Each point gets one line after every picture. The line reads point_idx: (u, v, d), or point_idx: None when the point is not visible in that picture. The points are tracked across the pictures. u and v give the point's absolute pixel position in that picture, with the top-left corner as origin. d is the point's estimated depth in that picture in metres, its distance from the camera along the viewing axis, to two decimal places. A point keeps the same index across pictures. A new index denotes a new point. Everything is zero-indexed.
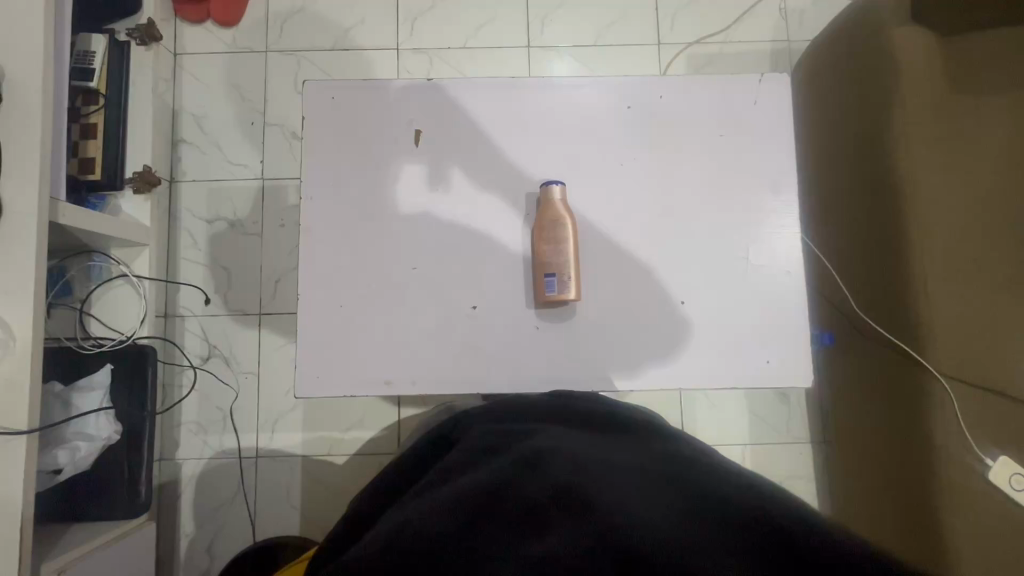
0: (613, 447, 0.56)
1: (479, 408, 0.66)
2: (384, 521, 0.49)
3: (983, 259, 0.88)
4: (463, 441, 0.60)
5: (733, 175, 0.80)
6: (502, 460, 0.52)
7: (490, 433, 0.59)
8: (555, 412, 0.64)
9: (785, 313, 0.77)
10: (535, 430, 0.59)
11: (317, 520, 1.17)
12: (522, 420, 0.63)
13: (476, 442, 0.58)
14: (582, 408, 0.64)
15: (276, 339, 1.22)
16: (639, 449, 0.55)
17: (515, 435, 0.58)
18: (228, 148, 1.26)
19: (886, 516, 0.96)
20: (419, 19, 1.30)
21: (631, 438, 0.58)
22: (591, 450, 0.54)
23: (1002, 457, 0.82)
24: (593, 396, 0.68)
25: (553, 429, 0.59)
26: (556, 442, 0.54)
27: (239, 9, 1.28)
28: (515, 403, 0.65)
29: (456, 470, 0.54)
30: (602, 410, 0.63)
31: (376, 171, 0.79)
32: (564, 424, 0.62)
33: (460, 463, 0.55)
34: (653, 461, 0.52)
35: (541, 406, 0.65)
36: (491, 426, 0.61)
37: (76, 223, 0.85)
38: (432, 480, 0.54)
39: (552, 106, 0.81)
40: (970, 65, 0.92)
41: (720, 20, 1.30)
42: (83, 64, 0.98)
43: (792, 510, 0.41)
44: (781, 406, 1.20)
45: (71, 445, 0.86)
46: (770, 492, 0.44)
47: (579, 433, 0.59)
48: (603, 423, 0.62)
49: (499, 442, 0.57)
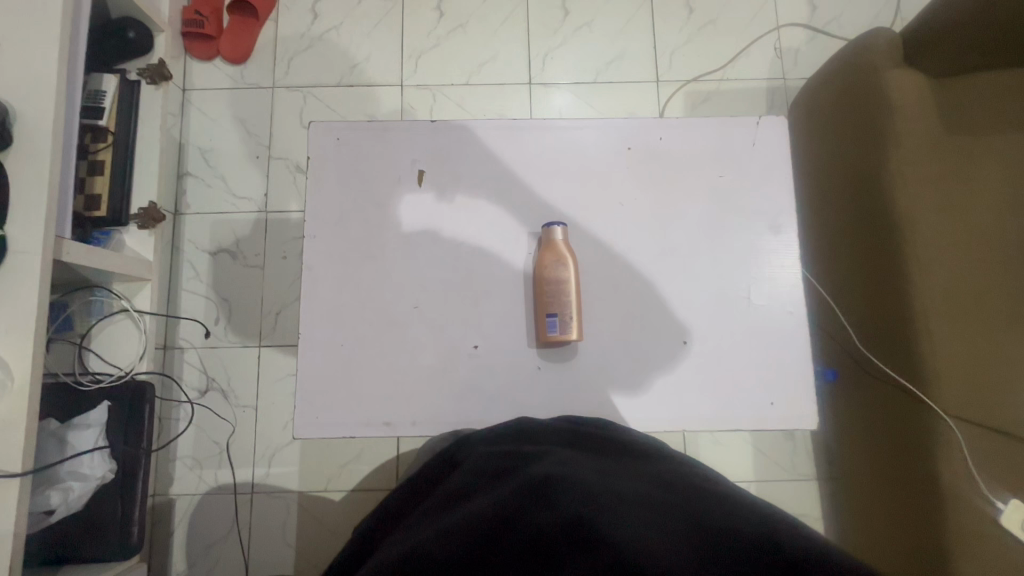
0: (620, 472, 0.55)
1: (484, 430, 0.66)
2: (390, 546, 0.49)
3: (983, 300, 0.88)
4: (467, 463, 0.60)
5: (733, 214, 0.81)
6: (509, 484, 0.52)
7: (496, 454, 0.59)
8: (562, 434, 0.63)
9: (788, 353, 0.77)
10: (541, 450, 0.58)
11: (313, 559, 1.14)
12: (527, 441, 0.63)
13: (481, 464, 0.58)
14: (589, 430, 0.64)
15: (276, 370, 1.21)
16: (648, 475, 0.54)
17: (521, 457, 0.57)
18: (232, 181, 1.27)
19: (895, 556, 0.94)
20: (423, 56, 1.33)
21: (640, 463, 0.58)
22: (600, 474, 0.54)
23: (1013, 501, 0.80)
24: (598, 420, 0.68)
25: (559, 451, 0.58)
26: (564, 464, 0.54)
27: (249, 46, 1.31)
28: (523, 424, 0.65)
29: (462, 494, 0.54)
30: (605, 434, 0.63)
31: (379, 210, 0.80)
32: (571, 446, 0.62)
33: (466, 485, 0.56)
34: (663, 489, 0.51)
35: (548, 429, 0.64)
36: (497, 447, 0.61)
37: (80, 260, 0.85)
38: (437, 504, 0.54)
39: (554, 146, 0.83)
40: (963, 104, 0.95)
41: (716, 59, 1.33)
42: (94, 102, 1.00)
43: (806, 545, 0.40)
44: (787, 442, 1.18)
45: (63, 485, 0.85)
46: (784, 524, 0.43)
47: (587, 457, 0.58)
48: (609, 446, 0.62)
49: (505, 463, 0.57)
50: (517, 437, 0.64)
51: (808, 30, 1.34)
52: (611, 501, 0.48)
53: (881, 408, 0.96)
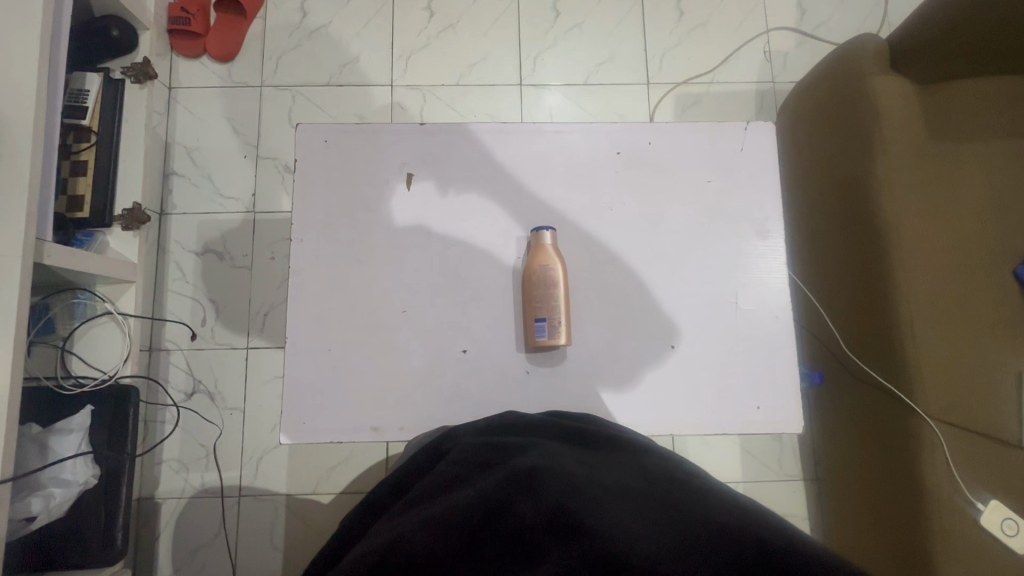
0: (604, 465, 0.56)
1: (470, 422, 0.66)
2: (375, 536, 0.49)
3: (967, 305, 0.89)
4: (452, 452, 0.60)
5: (721, 218, 0.81)
6: (495, 474, 0.52)
7: (482, 444, 0.59)
8: (550, 428, 0.63)
9: (774, 357, 0.78)
10: (527, 442, 0.58)
11: (301, 562, 1.13)
12: (513, 434, 0.63)
13: (467, 453, 0.58)
14: (576, 424, 0.64)
15: (264, 372, 1.20)
16: (632, 468, 0.54)
17: (506, 448, 0.58)
18: (219, 181, 1.26)
19: (876, 554, 0.96)
20: (414, 56, 1.32)
21: (624, 455, 0.58)
22: (584, 466, 0.54)
23: (992, 501, 0.82)
24: (587, 417, 0.68)
25: (545, 442, 0.59)
26: (549, 456, 0.54)
27: (236, 44, 1.29)
28: (510, 416, 0.65)
29: (447, 485, 0.55)
30: (591, 425, 0.63)
31: (367, 214, 0.79)
32: (557, 438, 0.62)
33: (451, 476, 0.56)
34: (645, 481, 0.51)
35: (535, 422, 0.64)
36: (482, 437, 0.61)
37: (62, 262, 0.84)
38: (422, 494, 0.55)
39: (544, 149, 0.82)
40: (947, 111, 0.96)
41: (706, 62, 1.34)
42: (77, 101, 0.98)
43: (786, 537, 0.41)
44: (774, 443, 1.20)
45: (45, 491, 0.83)
46: (766, 517, 0.44)
47: (571, 449, 0.59)
48: (595, 436, 0.62)
49: (491, 454, 0.57)
50: (504, 430, 0.64)
51: (798, 34, 1.35)
52: (593, 492, 0.48)
53: (866, 409, 0.97)
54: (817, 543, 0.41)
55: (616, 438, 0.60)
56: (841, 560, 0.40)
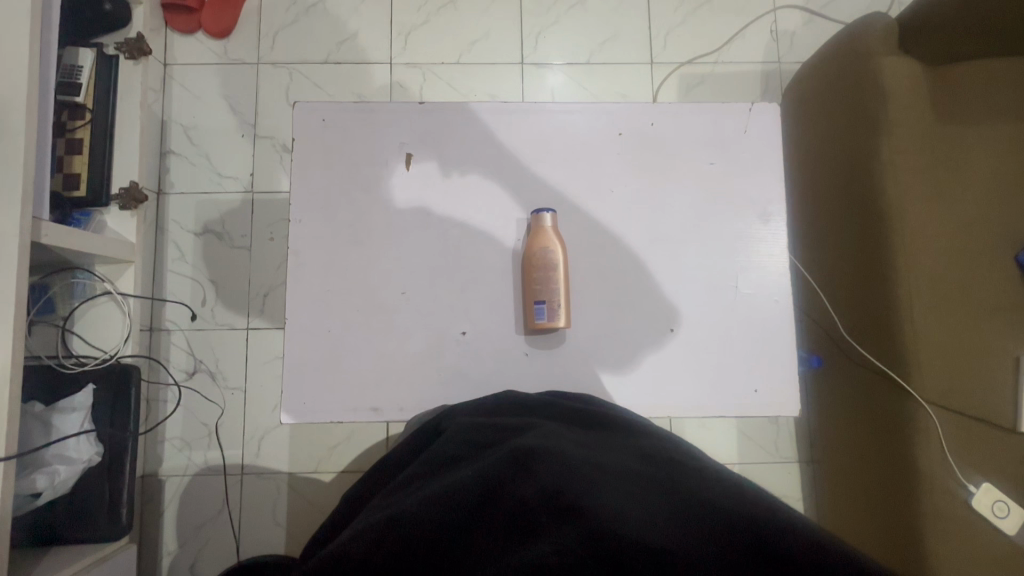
0: (602, 446, 0.56)
1: (468, 402, 0.67)
2: (374, 512, 0.50)
3: (966, 290, 0.89)
4: (449, 431, 0.60)
5: (723, 201, 0.80)
6: (494, 455, 0.53)
7: (480, 426, 0.59)
8: (547, 410, 0.64)
9: (773, 341, 0.78)
10: (526, 423, 0.59)
11: (304, 538, 1.15)
12: (512, 415, 0.64)
13: (466, 433, 0.58)
14: (575, 405, 0.64)
15: (264, 352, 1.20)
16: (630, 449, 0.55)
17: (505, 429, 0.58)
18: (217, 160, 1.25)
19: (869, 533, 0.97)
20: (413, 33, 1.30)
21: (621, 436, 0.59)
22: (580, 446, 0.54)
23: (984, 484, 0.84)
24: (587, 398, 0.68)
25: (545, 423, 0.59)
26: (547, 437, 0.54)
27: (231, 19, 1.26)
28: (510, 397, 0.66)
29: (446, 463, 0.55)
30: (589, 407, 0.63)
31: (365, 195, 0.79)
32: (556, 419, 0.62)
33: (449, 455, 0.56)
34: (643, 461, 0.52)
35: (534, 402, 0.65)
36: (480, 418, 0.62)
37: (60, 241, 0.84)
38: (421, 471, 0.55)
39: (545, 130, 0.81)
40: (953, 94, 0.94)
41: (711, 41, 1.31)
42: (70, 78, 0.97)
43: (777, 518, 0.42)
44: (771, 426, 1.21)
45: (49, 469, 0.85)
46: (761, 498, 0.44)
47: (569, 430, 0.59)
48: (591, 417, 0.62)
49: (489, 436, 0.58)
50: (503, 411, 0.65)
51: (805, 13, 1.32)
52: (590, 473, 0.49)
53: (863, 392, 0.98)
54: (812, 524, 0.42)
55: (613, 420, 0.61)
56: (830, 539, 0.40)
